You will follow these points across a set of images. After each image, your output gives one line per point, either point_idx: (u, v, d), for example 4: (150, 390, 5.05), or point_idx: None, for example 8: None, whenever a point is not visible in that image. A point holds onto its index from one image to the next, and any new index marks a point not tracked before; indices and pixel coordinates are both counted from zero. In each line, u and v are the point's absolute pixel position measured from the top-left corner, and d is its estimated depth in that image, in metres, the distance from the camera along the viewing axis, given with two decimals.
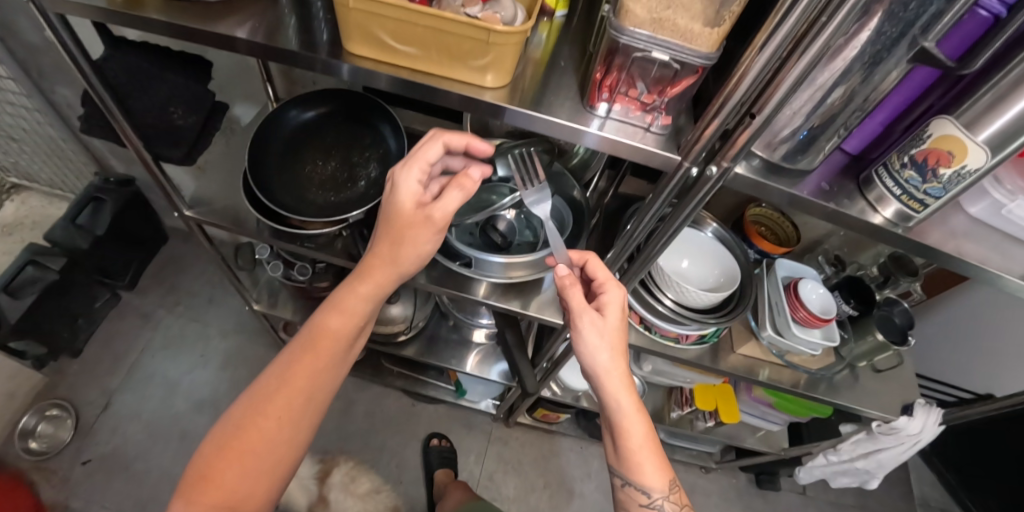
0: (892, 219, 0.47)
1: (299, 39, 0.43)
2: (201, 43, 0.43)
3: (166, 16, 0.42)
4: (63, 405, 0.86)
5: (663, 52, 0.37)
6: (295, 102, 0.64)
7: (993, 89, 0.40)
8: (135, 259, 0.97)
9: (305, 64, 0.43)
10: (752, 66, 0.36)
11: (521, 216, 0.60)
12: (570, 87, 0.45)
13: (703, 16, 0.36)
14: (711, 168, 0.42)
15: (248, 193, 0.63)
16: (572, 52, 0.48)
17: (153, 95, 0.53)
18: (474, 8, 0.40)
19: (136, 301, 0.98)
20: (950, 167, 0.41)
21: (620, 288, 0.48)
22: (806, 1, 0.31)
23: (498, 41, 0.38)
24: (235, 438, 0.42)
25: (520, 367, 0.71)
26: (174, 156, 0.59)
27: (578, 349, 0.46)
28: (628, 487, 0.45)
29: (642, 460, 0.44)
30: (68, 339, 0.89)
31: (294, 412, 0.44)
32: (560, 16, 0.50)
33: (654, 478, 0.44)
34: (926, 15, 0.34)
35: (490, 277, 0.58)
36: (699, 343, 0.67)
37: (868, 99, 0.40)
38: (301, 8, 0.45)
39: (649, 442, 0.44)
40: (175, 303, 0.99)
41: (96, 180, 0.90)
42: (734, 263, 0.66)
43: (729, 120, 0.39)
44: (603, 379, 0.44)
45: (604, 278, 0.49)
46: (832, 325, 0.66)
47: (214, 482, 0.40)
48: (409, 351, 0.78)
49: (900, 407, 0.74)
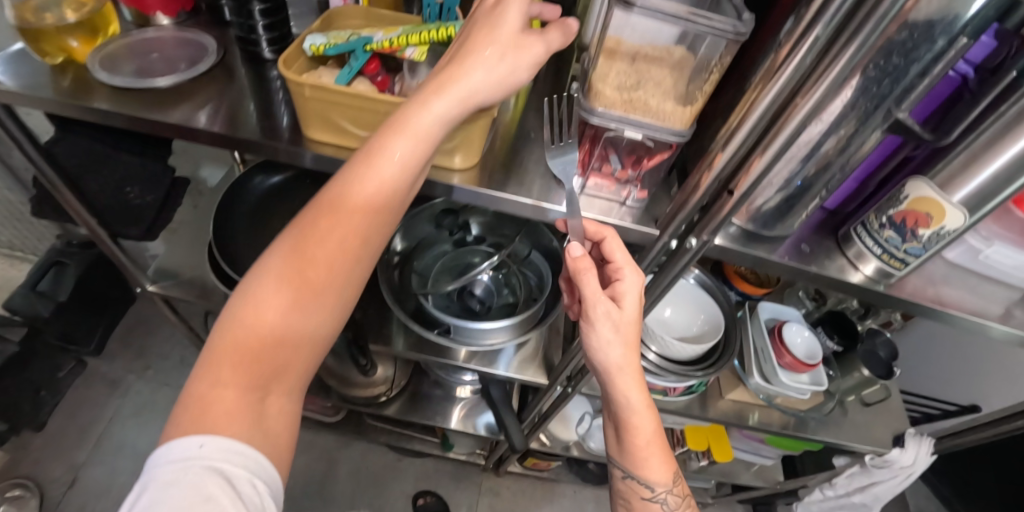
0: (873, 277, 0.46)
1: (258, 125, 0.41)
2: (154, 131, 0.41)
3: (115, 105, 0.40)
4: (26, 484, 0.80)
5: (636, 131, 0.36)
6: (260, 169, 0.63)
7: (966, 150, 0.40)
8: (101, 324, 0.91)
9: (265, 151, 0.41)
10: (728, 144, 0.35)
11: (498, 277, 0.60)
12: (541, 159, 0.44)
13: (675, 95, 0.36)
14: (691, 241, 0.41)
15: (213, 264, 0.61)
16: (540, 120, 0.47)
17: (107, 176, 0.51)
18: None
19: (104, 367, 0.94)
20: (929, 228, 0.41)
21: (638, 273, 0.41)
22: (781, 82, 0.31)
23: (463, 125, 0.36)
24: (242, 344, 0.30)
25: (506, 423, 0.70)
26: (133, 233, 0.57)
27: (587, 342, 0.41)
28: (629, 478, 0.45)
29: (648, 455, 0.44)
30: (30, 413, 0.84)
31: (315, 304, 0.32)
32: (526, 79, 0.48)
33: (657, 471, 0.44)
34: (897, 90, 0.34)
35: (471, 344, 0.56)
36: (688, 393, 0.66)
37: (846, 166, 0.39)
38: (262, 91, 0.44)
39: (656, 436, 0.44)
40: (145, 366, 0.95)
41: (57, 243, 0.85)
42: (717, 310, 0.65)
43: (706, 195, 0.38)
44: (614, 376, 0.41)
45: (621, 261, 0.40)
46: (819, 369, 0.65)
47: (219, 403, 0.29)
48: (391, 411, 0.75)
49: (892, 439, 0.74)
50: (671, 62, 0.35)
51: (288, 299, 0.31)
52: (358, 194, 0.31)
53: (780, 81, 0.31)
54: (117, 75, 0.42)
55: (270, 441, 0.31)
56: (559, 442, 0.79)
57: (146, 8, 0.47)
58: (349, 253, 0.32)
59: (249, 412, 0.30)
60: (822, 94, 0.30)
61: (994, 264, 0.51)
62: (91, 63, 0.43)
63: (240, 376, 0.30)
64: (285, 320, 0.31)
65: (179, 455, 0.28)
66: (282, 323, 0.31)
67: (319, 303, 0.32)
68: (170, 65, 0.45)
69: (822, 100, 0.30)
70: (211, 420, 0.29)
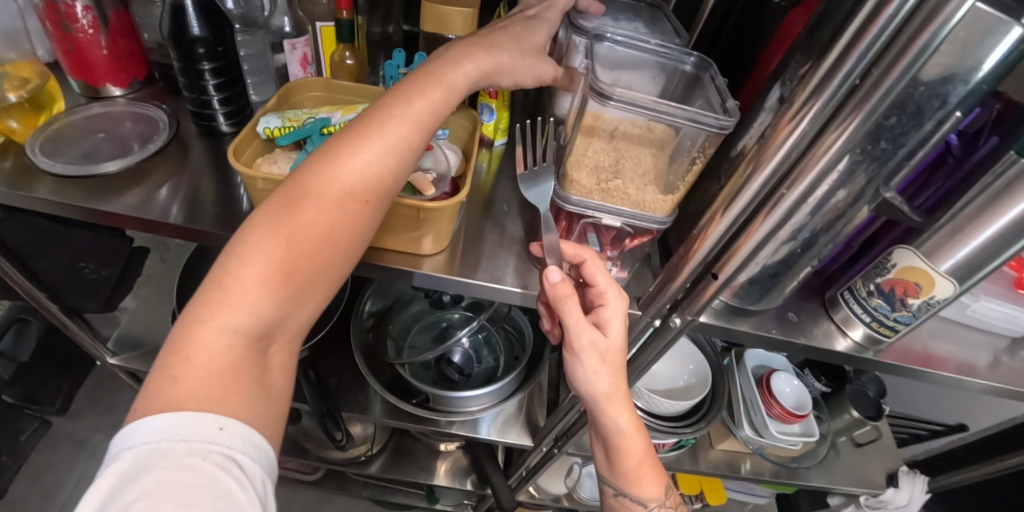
0: (862, 343, 0.44)
1: (215, 210, 0.39)
2: (100, 220, 0.39)
3: (57, 195, 0.38)
4: None
5: (615, 219, 0.35)
6: None
7: (951, 219, 0.38)
8: (63, 381, 0.87)
9: (223, 240, 0.39)
10: (711, 230, 0.33)
11: (478, 339, 0.59)
12: (516, 233, 0.42)
13: (652, 182, 0.34)
14: (675, 320, 0.39)
15: None
16: (513, 188, 0.46)
17: (61, 254, 0.50)
18: None
19: (69, 426, 0.89)
20: (919, 297, 0.39)
21: (621, 294, 0.36)
22: (764, 175, 0.29)
23: (430, 214, 0.34)
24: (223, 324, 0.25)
25: (492, 478, 0.67)
26: (91, 306, 0.56)
27: (570, 370, 0.35)
28: (621, 496, 0.41)
29: (640, 473, 0.39)
30: None
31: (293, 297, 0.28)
32: (499, 143, 0.47)
33: (652, 490, 0.40)
34: (884, 172, 0.33)
35: (451, 414, 0.54)
36: (676, 447, 0.64)
37: (834, 239, 0.38)
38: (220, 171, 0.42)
39: (646, 455, 0.39)
40: (113, 424, 0.90)
41: None
42: (703, 361, 0.64)
43: (689, 278, 0.37)
44: (602, 404, 0.36)
45: (603, 283, 0.35)
46: (809, 419, 0.64)
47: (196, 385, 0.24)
48: (372, 470, 0.72)
49: (886, 477, 0.71)
50: (651, 147, 0.33)
51: (268, 278, 0.26)
52: (347, 175, 0.28)
53: (764, 173, 0.29)
54: (59, 160, 0.39)
55: (266, 409, 0.26)
56: (547, 493, 0.76)
57: (96, 80, 0.45)
58: (339, 227, 0.28)
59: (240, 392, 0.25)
60: (810, 184, 0.28)
61: (983, 317, 0.50)
62: (33, 145, 0.40)
63: (210, 363, 0.25)
64: (262, 302, 0.26)
65: (194, 435, 0.23)
66: (261, 307, 0.26)
67: (306, 281, 0.27)
68: (120, 145, 0.42)
69: (811, 189, 0.29)
70: (185, 391, 0.24)
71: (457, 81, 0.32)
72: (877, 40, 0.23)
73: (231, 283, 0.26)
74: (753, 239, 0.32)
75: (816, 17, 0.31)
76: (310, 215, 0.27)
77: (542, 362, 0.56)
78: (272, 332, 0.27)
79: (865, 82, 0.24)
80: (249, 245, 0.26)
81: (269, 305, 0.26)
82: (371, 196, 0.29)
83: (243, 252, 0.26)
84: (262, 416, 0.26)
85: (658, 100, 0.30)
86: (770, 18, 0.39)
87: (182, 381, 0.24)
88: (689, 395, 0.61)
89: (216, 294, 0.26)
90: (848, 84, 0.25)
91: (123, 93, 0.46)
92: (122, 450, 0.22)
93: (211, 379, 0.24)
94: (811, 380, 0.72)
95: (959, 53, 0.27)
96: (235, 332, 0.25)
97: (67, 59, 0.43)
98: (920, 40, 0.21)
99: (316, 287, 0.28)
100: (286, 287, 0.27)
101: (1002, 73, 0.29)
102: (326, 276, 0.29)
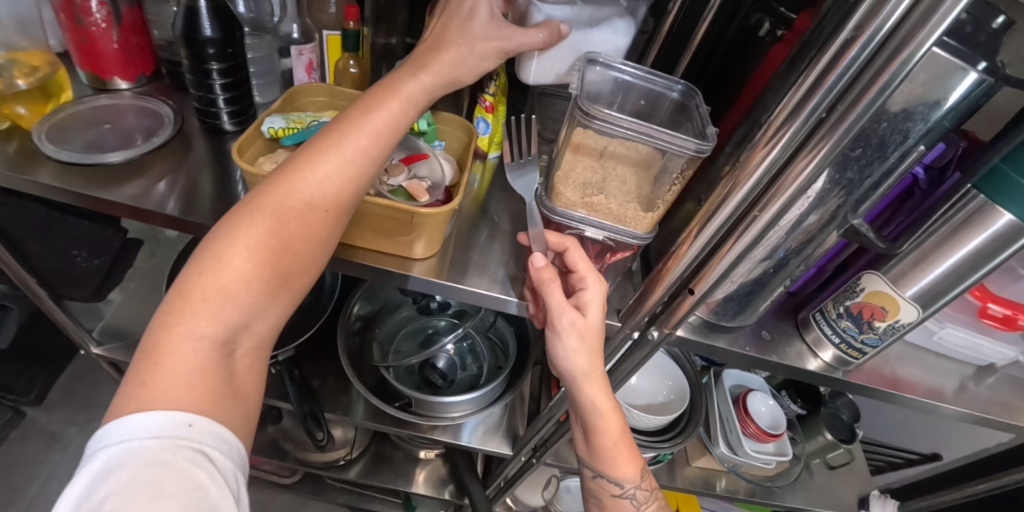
0: (832, 363, 0.46)
1: (214, 205, 0.40)
2: (98, 208, 0.39)
3: (60, 180, 0.39)
4: None
5: (597, 232, 0.37)
6: None
7: (915, 247, 0.40)
8: (42, 375, 0.87)
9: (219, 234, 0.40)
10: (689, 246, 0.35)
11: (462, 346, 0.60)
12: (506, 240, 0.44)
13: (637, 199, 0.36)
14: (653, 332, 0.41)
15: None
16: (506, 199, 0.47)
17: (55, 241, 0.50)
18: (398, 175, 0.39)
19: (43, 419, 0.87)
20: (884, 320, 0.42)
21: (602, 281, 0.37)
22: (739, 196, 0.31)
23: (423, 219, 0.36)
24: (179, 329, 0.26)
25: (468, 485, 0.67)
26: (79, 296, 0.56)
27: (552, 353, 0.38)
28: (600, 478, 0.44)
29: (616, 454, 0.42)
30: None
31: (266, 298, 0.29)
32: (493, 157, 0.49)
33: (627, 470, 0.43)
34: (851, 200, 0.35)
35: (433, 419, 0.54)
36: (654, 463, 0.65)
37: (807, 260, 0.40)
38: (221, 168, 0.43)
39: (622, 438, 0.42)
40: (88, 419, 0.88)
41: None
42: (683, 378, 0.65)
43: (667, 292, 0.38)
44: (580, 385, 0.38)
45: (586, 270, 0.37)
46: (783, 438, 0.66)
47: (157, 387, 0.25)
48: (352, 474, 0.72)
49: (857, 500, 0.72)
50: (637, 167, 0.35)
51: (232, 289, 0.27)
52: (307, 186, 0.29)
53: (738, 195, 0.31)
54: (64, 148, 0.40)
55: (241, 402, 0.27)
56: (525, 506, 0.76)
57: (104, 73, 0.46)
58: (302, 237, 0.30)
59: (222, 376, 0.27)
60: (780, 208, 0.30)
61: (949, 344, 0.52)
62: (39, 132, 0.41)
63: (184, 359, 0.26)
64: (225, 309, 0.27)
65: (165, 432, 0.24)
66: (224, 314, 0.27)
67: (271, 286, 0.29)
68: (124, 138, 0.43)
69: (781, 212, 0.31)
70: (155, 393, 0.25)
71: (416, 92, 0.32)
72: (842, 79, 0.24)
73: (195, 291, 0.27)
74: (728, 256, 0.34)
75: (794, 53, 0.33)
76: (272, 228, 0.29)
77: (527, 369, 0.57)
78: (239, 337, 0.28)
79: (832, 116, 0.26)
80: (211, 252, 0.28)
81: (233, 309, 0.28)
82: (332, 206, 0.30)
83: (204, 265, 0.27)
84: (234, 413, 0.27)
85: (640, 122, 0.32)
86: (752, 54, 0.42)
87: (153, 384, 0.25)
88: (668, 411, 0.62)
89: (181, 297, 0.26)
90: (816, 116, 0.27)
91: (130, 86, 0.47)
92: (103, 445, 0.23)
93: (182, 382, 0.25)
94: (787, 402, 0.74)
95: (919, 92, 0.29)
96: (202, 338, 0.26)
97: (78, 51, 0.44)
98: (879, 81, 0.23)
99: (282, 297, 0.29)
100: (253, 290, 0.28)
101: (961, 113, 0.31)
102: (293, 281, 0.30)
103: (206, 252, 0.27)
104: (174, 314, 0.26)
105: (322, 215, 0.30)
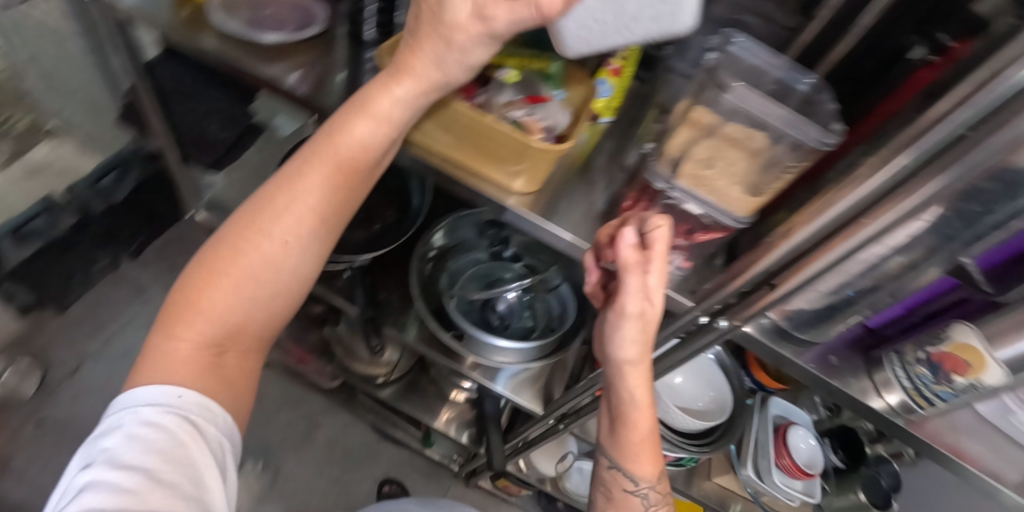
0: (896, 408, 0.44)
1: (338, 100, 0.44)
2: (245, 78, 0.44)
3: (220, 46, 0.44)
4: (33, 361, 0.88)
5: (697, 207, 0.37)
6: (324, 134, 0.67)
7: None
8: (143, 233, 0.99)
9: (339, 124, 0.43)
10: (779, 245, 0.34)
11: (524, 298, 0.61)
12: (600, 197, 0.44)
13: (743, 182, 0.35)
14: (721, 322, 0.41)
15: None
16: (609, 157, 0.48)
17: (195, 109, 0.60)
18: (519, 110, 0.40)
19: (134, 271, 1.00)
20: (965, 377, 0.40)
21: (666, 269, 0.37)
22: (840, 207, 0.29)
23: (535, 154, 0.37)
24: (171, 337, 0.36)
25: (490, 439, 0.68)
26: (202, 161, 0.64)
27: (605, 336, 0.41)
28: (615, 470, 0.47)
29: (640, 450, 0.45)
30: (59, 293, 0.91)
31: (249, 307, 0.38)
32: (605, 121, 0.46)
33: (645, 470, 0.46)
34: (969, 234, 0.33)
35: (481, 357, 0.57)
36: (678, 465, 0.64)
37: (898, 291, 0.39)
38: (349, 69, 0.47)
39: (648, 437, 0.44)
40: (170, 280, 1.00)
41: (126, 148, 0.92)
42: (728, 391, 0.64)
43: (749, 283, 0.38)
44: (624, 372, 0.41)
45: (657, 254, 0.36)
46: (815, 480, 0.64)
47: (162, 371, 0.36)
48: (385, 394, 0.76)
49: None
50: (748, 152, 0.35)
51: (211, 311, 0.37)
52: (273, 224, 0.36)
53: (840, 206, 0.29)
54: (230, 20, 0.45)
55: (219, 386, 0.38)
56: (536, 472, 0.78)
57: None
58: (274, 269, 0.37)
59: (211, 358, 0.37)
60: (884, 225, 0.28)
61: None
62: (212, 1, 0.46)
63: (181, 336, 0.36)
64: (207, 320, 0.36)
65: (164, 399, 0.35)
66: (204, 327, 0.37)
67: (250, 290, 0.37)
68: (278, 23, 0.47)
69: (886, 230, 0.29)
70: (154, 375, 0.36)
71: (382, 111, 0.33)
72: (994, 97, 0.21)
73: (195, 285, 0.37)
74: (815, 263, 0.33)
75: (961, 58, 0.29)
76: (241, 265, 0.37)
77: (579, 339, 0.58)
78: (224, 344, 0.38)
79: (973, 134, 0.23)
80: (211, 262, 0.37)
81: (220, 307, 0.37)
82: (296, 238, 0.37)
83: (191, 295, 0.37)
84: (219, 389, 0.38)
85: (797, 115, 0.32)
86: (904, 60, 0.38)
87: (151, 370, 0.36)
88: (707, 418, 0.62)
89: (184, 298, 0.37)
90: (952, 135, 0.23)
91: None
92: (121, 407, 0.35)
93: (173, 370, 0.36)
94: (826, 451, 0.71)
95: None
96: (185, 343, 0.36)
97: None
98: None
99: (270, 297, 0.38)
100: (227, 312, 0.37)
101: None
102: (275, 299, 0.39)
103: (192, 284, 0.37)
104: (179, 311, 0.36)
105: (289, 246, 0.37)
